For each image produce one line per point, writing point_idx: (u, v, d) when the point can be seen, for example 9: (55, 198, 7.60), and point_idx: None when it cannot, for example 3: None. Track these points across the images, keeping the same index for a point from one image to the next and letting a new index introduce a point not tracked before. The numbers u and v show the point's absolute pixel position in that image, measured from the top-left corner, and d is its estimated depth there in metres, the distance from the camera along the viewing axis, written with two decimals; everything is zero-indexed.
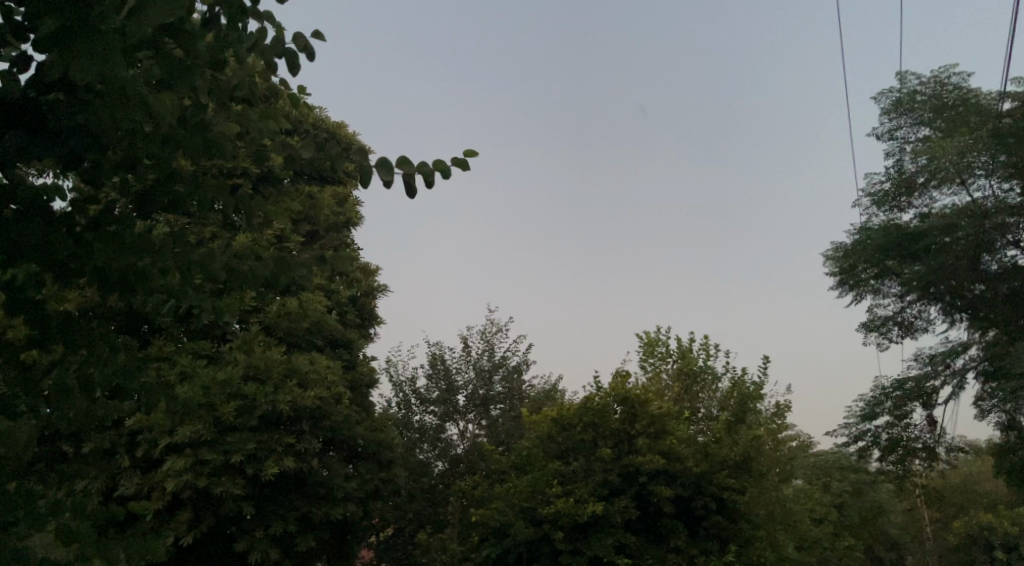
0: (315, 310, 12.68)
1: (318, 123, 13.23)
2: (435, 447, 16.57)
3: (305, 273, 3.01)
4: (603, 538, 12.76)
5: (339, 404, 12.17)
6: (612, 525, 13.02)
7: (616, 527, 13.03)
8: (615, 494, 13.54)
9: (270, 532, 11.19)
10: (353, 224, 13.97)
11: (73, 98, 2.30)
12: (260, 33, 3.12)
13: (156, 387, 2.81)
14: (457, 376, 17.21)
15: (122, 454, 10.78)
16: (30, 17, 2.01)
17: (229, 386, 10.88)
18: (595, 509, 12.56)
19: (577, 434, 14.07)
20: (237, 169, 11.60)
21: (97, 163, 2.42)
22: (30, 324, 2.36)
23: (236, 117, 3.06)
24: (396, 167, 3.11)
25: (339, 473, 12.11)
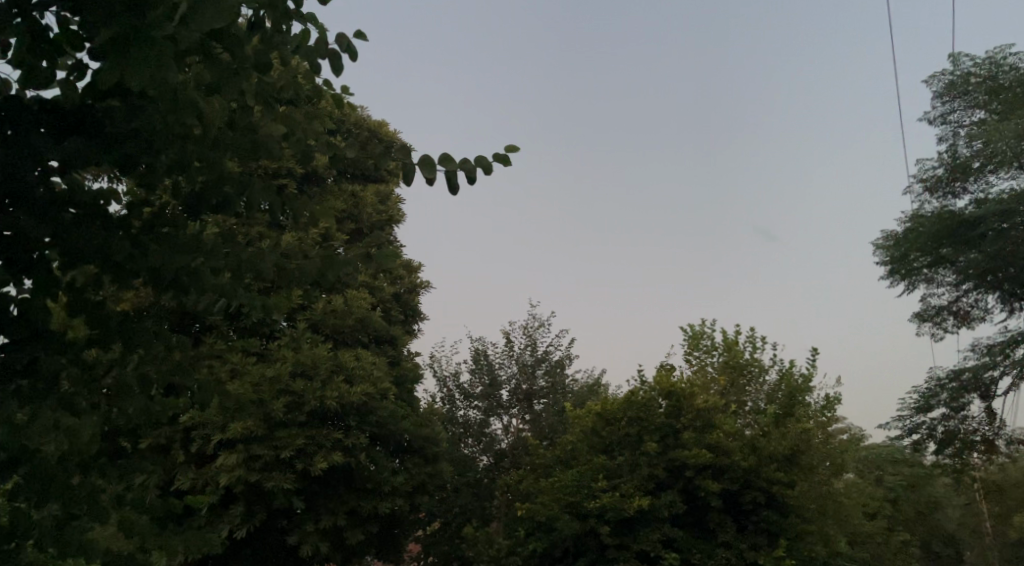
0: (360, 307, 12.82)
1: (360, 122, 13.35)
2: (479, 441, 16.68)
3: (352, 270, 3.05)
4: (650, 533, 12.80)
5: (385, 399, 12.25)
6: (659, 518, 13.00)
7: (663, 521, 13.02)
8: (661, 487, 13.50)
9: (321, 526, 11.40)
10: (396, 221, 14.07)
11: (128, 103, 2.35)
12: (304, 35, 3.15)
13: (211, 384, 2.88)
14: (500, 371, 17.23)
15: (178, 449, 11.11)
16: (87, 25, 2.05)
17: (278, 383, 11.24)
18: (641, 503, 12.54)
19: (622, 428, 14.04)
20: (282, 169, 11.80)
21: (151, 168, 2.49)
22: (90, 325, 2.43)
23: (281, 118, 3.09)
24: (440, 164, 3.11)
25: (387, 467, 12.23)
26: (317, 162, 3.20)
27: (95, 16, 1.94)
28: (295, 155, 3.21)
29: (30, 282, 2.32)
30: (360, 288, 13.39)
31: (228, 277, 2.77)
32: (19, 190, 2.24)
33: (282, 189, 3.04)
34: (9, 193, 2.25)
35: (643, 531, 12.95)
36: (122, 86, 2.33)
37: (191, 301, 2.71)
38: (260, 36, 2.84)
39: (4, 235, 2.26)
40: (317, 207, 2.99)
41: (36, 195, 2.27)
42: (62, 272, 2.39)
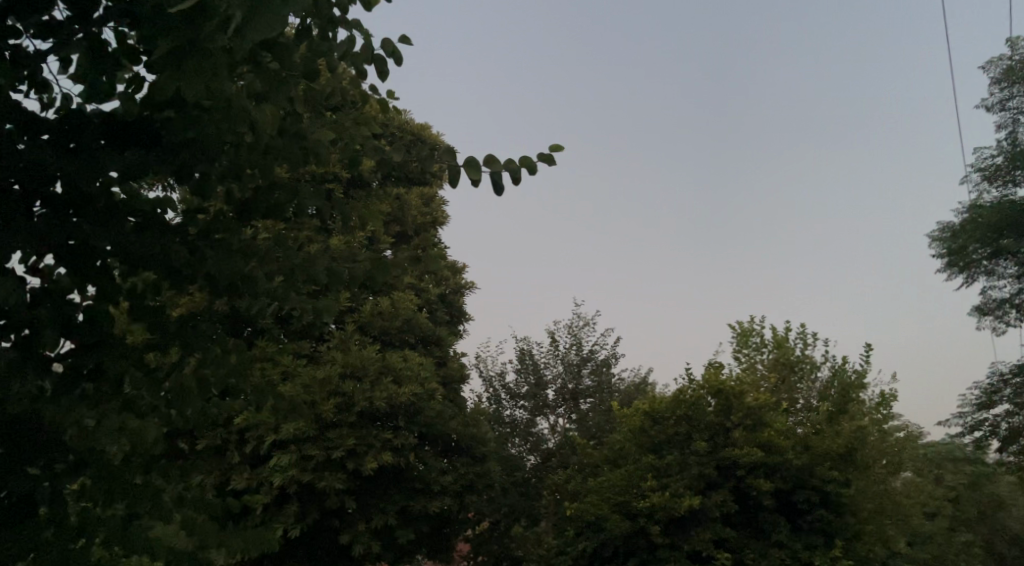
0: (407, 308, 12.95)
1: (404, 125, 13.50)
2: (527, 441, 16.71)
3: (400, 273, 3.07)
4: (702, 532, 12.69)
5: (433, 399, 12.37)
6: (710, 518, 12.90)
7: (714, 521, 12.90)
8: (713, 487, 13.38)
9: (372, 525, 11.57)
10: (441, 223, 14.19)
11: (183, 113, 2.40)
12: (350, 42, 3.17)
13: (265, 386, 2.95)
14: (545, 371, 17.26)
15: (233, 450, 11.34)
16: (146, 40, 2.12)
17: (329, 384, 11.44)
18: (692, 503, 12.46)
19: (671, 427, 13.94)
20: (329, 174, 12.00)
21: (206, 176, 2.54)
22: (150, 330, 2.49)
23: (332, 124, 3.12)
24: (484, 165, 3.10)
25: (435, 467, 12.35)
26: (364, 166, 3.22)
27: (154, 31, 2.00)
28: (343, 160, 3.23)
29: (95, 289, 2.31)
30: (407, 290, 13.52)
31: (280, 280, 2.83)
32: (82, 200, 2.24)
33: (330, 193, 3.07)
34: (74, 202, 2.24)
35: (695, 530, 12.85)
36: (179, 97, 2.37)
37: (245, 305, 2.77)
38: (307, 43, 2.86)
39: (68, 244, 2.25)
40: (365, 211, 3.03)
41: (99, 204, 2.26)
42: (123, 279, 2.43)
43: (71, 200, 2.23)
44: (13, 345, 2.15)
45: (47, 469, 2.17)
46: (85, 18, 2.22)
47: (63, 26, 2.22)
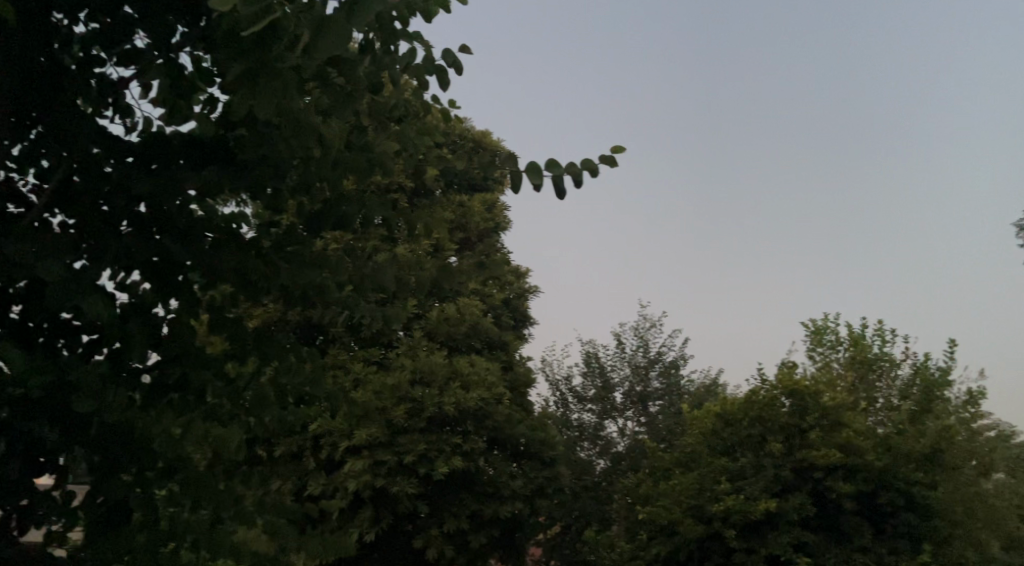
0: (472, 314, 13.08)
1: (465, 133, 13.64)
2: (596, 444, 16.67)
3: (466, 279, 3.05)
4: (779, 536, 12.43)
5: (500, 404, 12.44)
6: (789, 522, 12.63)
7: (793, 524, 12.64)
8: (790, 490, 13.10)
9: (445, 530, 11.72)
10: (503, 229, 14.29)
11: (255, 131, 2.45)
12: (412, 54, 3.15)
13: (338, 394, 2.99)
14: (612, 374, 17.18)
15: (309, 456, 11.62)
16: (221, 64, 2.19)
17: (398, 390, 11.61)
18: (768, 506, 12.27)
19: (744, 429, 13.70)
20: (393, 184, 12.21)
21: (279, 191, 2.59)
22: (230, 342, 2.55)
23: (396, 136, 3.13)
24: (546, 168, 2.72)
25: (505, 472, 12.41)
26: (428, 176, 3.24)
27: (228, 55, 2.07)
28: (407, 171, 3.28)
29: (177, 303, 2.34)
30: (472, 296, 13.66)
31: (349, 290, 2.87)
32: (165, 218, 2.29)
33: (394, 204, 3.13)
34: (157, 221, 2.29)
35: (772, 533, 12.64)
36: (251, 116, 2.49)
37: (318, 315, 2.82)
38: (369, 57, 2.80)
39: (152, 261, 2.29)
40: (431, 220, 3.08)
41: (180, 221, 2.31)
42: (203, 293, 2.49)
43: (153, 219, 2.29)
44: (105, 359, 2.26)
45: (138, 475, 2.23)
46: (164, 44, 2.28)
47: (144, 53, 2.29)
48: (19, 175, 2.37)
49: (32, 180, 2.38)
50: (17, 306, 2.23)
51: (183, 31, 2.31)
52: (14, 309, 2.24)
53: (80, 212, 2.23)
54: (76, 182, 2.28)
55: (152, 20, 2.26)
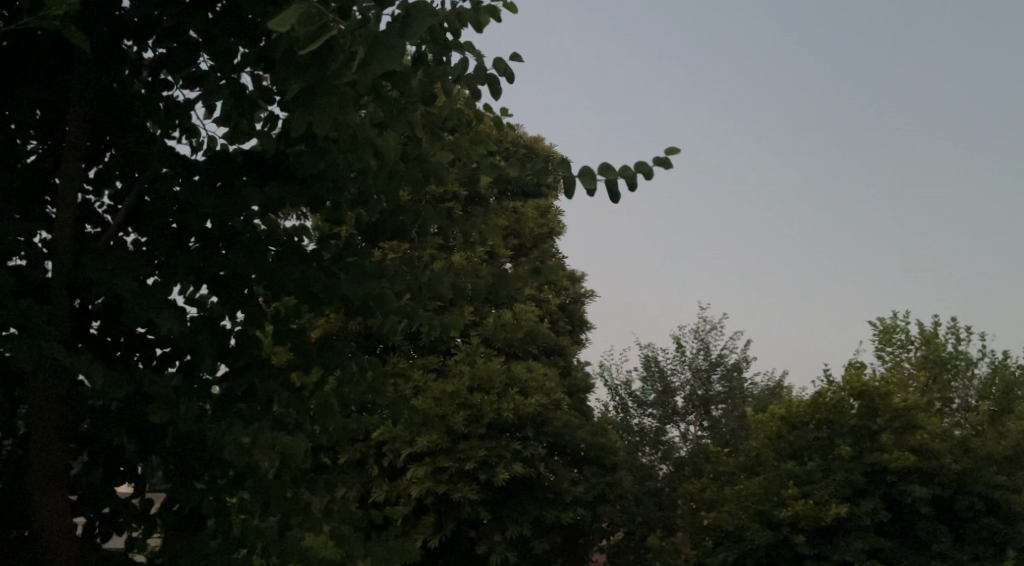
0: (528, 320, 13.12)
1: (517, 140, 13.73)
2: (657, 450, 16.44)
3: (522, 286, 2.98)
4: (852, 542, 12.18)
5: (559, 409, 12.40)
6: (862, 527, 12.40)
7: (867, 529, 12.36)
8: (861, 494, 12.84)
9: (508, 536, 11.75)
10: (558, 234, 14.29)
11: (315, 146, 2.48)
12: (464, 65, 3.04)
13: (399, 402, 2.99)
14: (673, 378, 17.00)
15: (372, 464, 11.75)
16: (281, 83, 2.23)
17: (457, 397, 11.74)
18: (839, 511, 12.03)
19: (811, 432, 13.44)
20: (447, 194, 12.35)
21: (336, 204, 2.64)
22: (294, 352, 2.60)
23: (450, 146, 3.11)
24: (599, 173, 2.49)
25: (566, 477, 12.40)
26: (483, 184, 3.21)
27: (287, 74, 2.09)
28: (461, 179, 3.26)
29: (243, 316, 2.40)
30: (527, 302, 13.70)
31: (407, 299, 2.87)
32: (228, 233, 2.35)
33: (450, 211, 3.10)
34: (222, 237, 2.35)
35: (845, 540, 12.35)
36: (310, 132, 2.50)
37: (377, 324, 2.83)
38: (422, 70, 2.77)
39: (219, 276, 2.36)
40: (486, 227, 3.04)
41: (244, 237, 2.37)
42: (268, 305, 2.54)
43: (219, 235, 2.35)
44: (177, 371, 2.34)
45: (211, 483, 2.32)
46: (226, 66, 2.33)
47: (207, 75, 2.39)
48: (95, 198, 2.47)
49: (108, 201, 2.48)
50: (96, 321, 2.33)
51: (244, 51, 2.35)
52: (93, 325, 2.33)
53: (150, 231, 2.36)
54: (147, 201, 2.38)
55: (214, 41, 2.28)
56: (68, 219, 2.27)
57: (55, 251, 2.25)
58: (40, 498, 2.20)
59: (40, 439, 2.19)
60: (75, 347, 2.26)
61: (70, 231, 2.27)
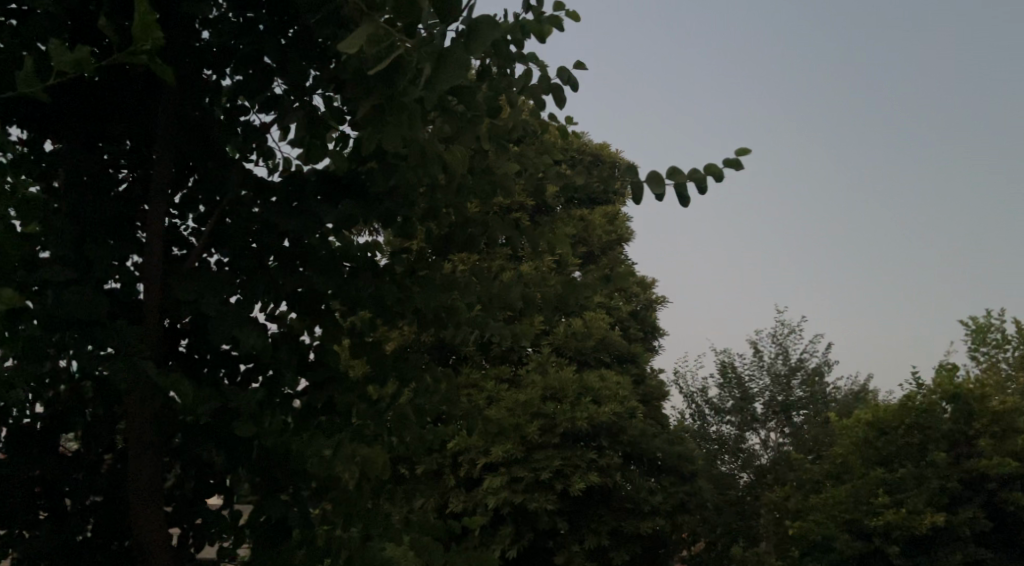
0: (599, 329, 13.07)
1: (583, 148, 13.75)
2: (737, 458, 16.04)
3: (592, 294, 2.93)
4: (952, 553, 12.27)
5: (634, 418, 12.36)
6: (961, 537, 12.45)
7: (966, 540, 12.45)
8: (960, 502, 12.84)
9: (587, 547, 11.69)
10: (626, 240, 14.22)
11: (386, 163, 2.52)
12: (528, 74, 2.98)
13: (474, 412, 2.97)
14: (751, 384, 16.69)
15: (449, 474, 11.78)
16: (350, 101, 2.26)
17: (531, 406, 11.77)
18: (935, 521, 12.12)
19: (901, 438, 13.55)
20: (514, 204, 12.44)
21: (408, 219, 2.66)
22: (370, 365, 2.63)
23: (516, 157, 3.07)
24: (667, 177, 2.43)
25: (643, 487, 12.35)
26: (550, 193, 3.17)
27: (357, 92, 2.12)
28: (528, 190, 3.22)
29: (321, 331, 2.46)
30: (598, 310, 13.69)
31: (478, 310, 2.87)
32: (306, 251, 2.41)
33: (519, 222, 3.06)
34: (300, 254, 2.41)
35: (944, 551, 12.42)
36: (380, 148, 2.53)
37: (449, 334, 2.83)
38: (487, 83, 2.75)
39: (297, 291, 2.41)
40: (554, 235, 2.98)
41: (320, 254, 2.42)
42: (343, 319, 2.59)
43: (297, 253, 2.42)
44: (261, 385, 2.39)
45: (294, 494, 2.38)
46: (300, 89, 2.39)
47: (282, 99, 2.43)
48: (181, 221, 2.56)
49: (192, 224, 2.58)
50: (184, 340, 2.42)
51: (316, 73, 2.40)
52: (182, 342, 2.43)
53: (233, 251, 2.44)
54: (228, 223, 2.47)
55: (288, 66, 2.36)
56: (157, 242, 2.35)
57: (146, 271, 2.33)
58: (137, 509, 2.29)
59: (138, 450, 2.29)
60: (166, 365, 2.35)
61: (159, 253, 2.34)
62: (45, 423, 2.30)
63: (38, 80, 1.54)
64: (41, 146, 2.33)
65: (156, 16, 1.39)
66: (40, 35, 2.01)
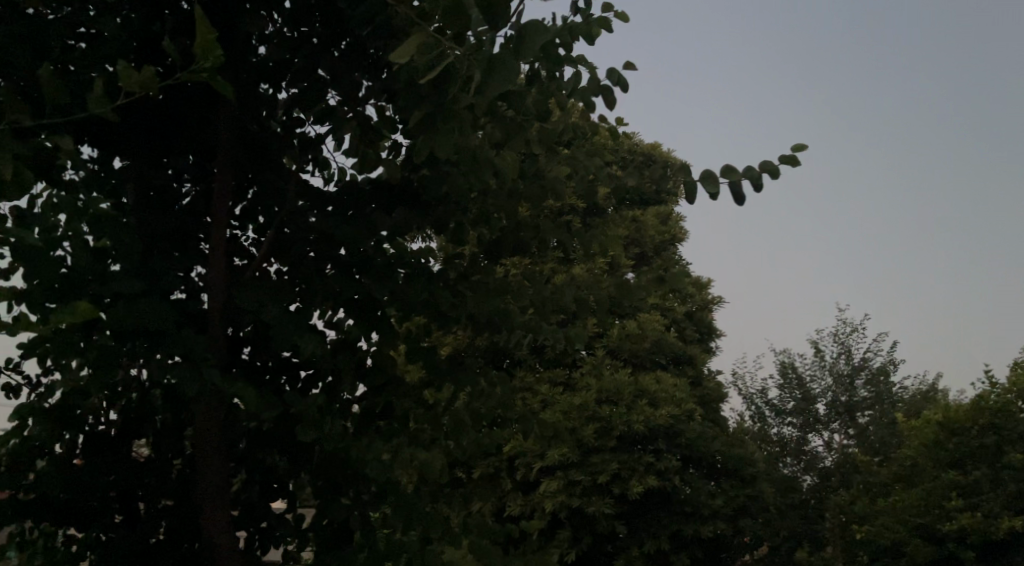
0: (654, 330, 12.98)
1: (634, 148, 13.66)
2: (800, 460, 15.68)
3: (647, 295, 2.90)
4: None
5: (692, 420, 12.25)
6: None
7: None
8: None
9: (646, 551, 11.58)
10: (680, 240, 14.08)
11: (438, 171, 2.55)
12: (578, 78, 2.95)
13: (530, 416, 2.95)
14: (813, 384, 16.39)
15: (506, 478, 11.75)
16: (402, 110, 2.28)
17: (586, 410, 11.72)
18: (1013, 525, 12.12)
19: (975, 440, 13.57)
20: (566, 207, 12.42)
21: (460, 224, 2.67)
22: (426, 370, 2.66)
23: (567, 159, 3.05)
24: (722, 177, 2.41)
25: (703, 490, 12.24)
26: (601, 195, 3.13)
27: (411, 101, 2.13)
28: (580, 193, 3.19)
29: (377, 337, 2.49)
30: (652, 311, 13.58)
31: (532, 313, 2.87)
32: (362, 259, 2.45)
33: (569, 224, 3.04)
34: (356, 263, 2.45)
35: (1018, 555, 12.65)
36: (433, 156, 2.57)
37: (503, 338, 2.83)
38: (537, 87, 2.75)
39: (353, 299, 2.45)
40: (607, 236, 2.94)
41: (376, 262, 2.46)
42: (400, 325, 2.63)
43: (353, 261, 2.45)
44: (321, 392, 2.44)
45: (356, 498, 2.43)
46: (353, 100, 2.42)
47: (335, 110, 2.47)
48: (241, 232, 2.63)
49: (252, 234, 2.64)
50: (247, 347, 2.48)
51: (367, 84, 2.44)
52: (244, 350, 2.49)
53: (292, 260, 2.49)
54: (287, 233, 2.52)
55: (341, 78, 2.39)
56: (220, 254, 2.42)
57: (210, 283, 2.39)
58: (206, 511, 2.35)
59: (205, 455, 2.36)
60: (230, 372, 2.41)
61: (222, 265, 2.42)
62: (119, 429, 2.40)
63: (106, 100, 1.60)
64: (109, 163, 2.41)
65: (216, 36, 1.43)
66: (109, 57, 2.08)
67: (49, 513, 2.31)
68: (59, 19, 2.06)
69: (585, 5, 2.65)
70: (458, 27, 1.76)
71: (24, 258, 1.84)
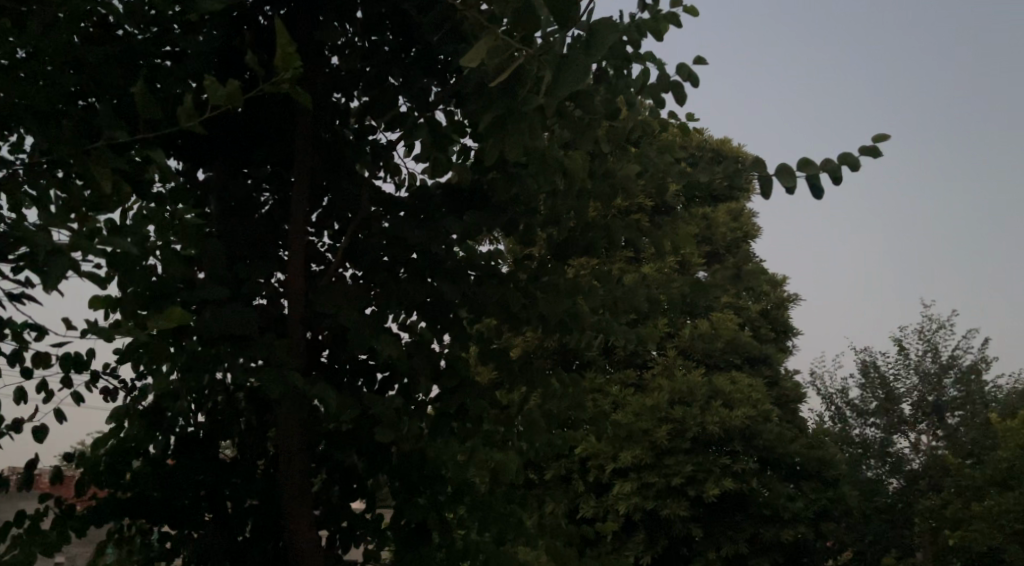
0: (728, 330, 12.78)
1: (703, 146, 13.46)
2: (885, 462, 15.10)
3: (720, 293, 2.83)
4: None
5: (769, 422, 12.05)
6: None
7: None
8: None
9: (724, 555, 11.40)
10: (752, 237, 13.84)
11: (506, 173, 2.57)
12: (646, 74, 2.92)
13: (603, 417, 2.92)
14: (897, 384, 15.90)
15: (578, 480, 11.62)
16: (472, 113, 2.30)
17: (658, 411, 11.48)
18: None
19: None
20: (634, 207, 12.32)
21: (530, 225, 2.68)
22: (499, 370, 2.66)
23: (636, 157, 3.00)
24: (799, 170, 2.35)
25: (782, 493, 12.05)
26: (672, 193, 3.08)
27: (480, 104, 2.14)
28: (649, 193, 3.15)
29: (450, 339, 2.51)
30: (725, 310, 13.38)
31: (603, 312, 2.84)
32: (433, 261, 2.48)
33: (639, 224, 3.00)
34: (429, 266, 2.49)
35: None
36: (501, 159, 2.58)
37: (575, 338, 2.82)
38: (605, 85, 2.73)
39: (427, 301, 2.49)
40: (678, 234, 2.88)
41: (448, 264, 2.48)
42: (472, 326, 2.64)
43: (425, 264, 2.48)
44: (397, 393, 2.49)
45: (432, 498, 2.47)
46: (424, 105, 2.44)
47: (407, 116, 2.50)
48: (318, 238, 2.68)
49: (328, 240, 2.69)
50: (325, 351, 2.53)
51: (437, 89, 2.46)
52: (323, 353, 2.54)
53: (367, 264, 2.53)
54: (362, 238, 2.57)
55: (412, 84, 2.43)
56: (298, 260, 2.48)
57: (289, 288, 2.46)
58: (290, 510, 2.42)
59: (287, 454, 2.43)
60: (309, 374, 2.47)
61: (300, 271, 2.48)
62: (207, 430, 2.50)
63: (194, 115, 1.66)
64: (193, 173, 2.52)
65: (296, 48, 1.47)
66: (194, 73, 2.16)
67: (145, 511, 2.43)
68: (146, 40, 2.15)
69: (653, 2, 2.63)
70: (528, 28, 1.75)
71: (120, 268, 1.93)
